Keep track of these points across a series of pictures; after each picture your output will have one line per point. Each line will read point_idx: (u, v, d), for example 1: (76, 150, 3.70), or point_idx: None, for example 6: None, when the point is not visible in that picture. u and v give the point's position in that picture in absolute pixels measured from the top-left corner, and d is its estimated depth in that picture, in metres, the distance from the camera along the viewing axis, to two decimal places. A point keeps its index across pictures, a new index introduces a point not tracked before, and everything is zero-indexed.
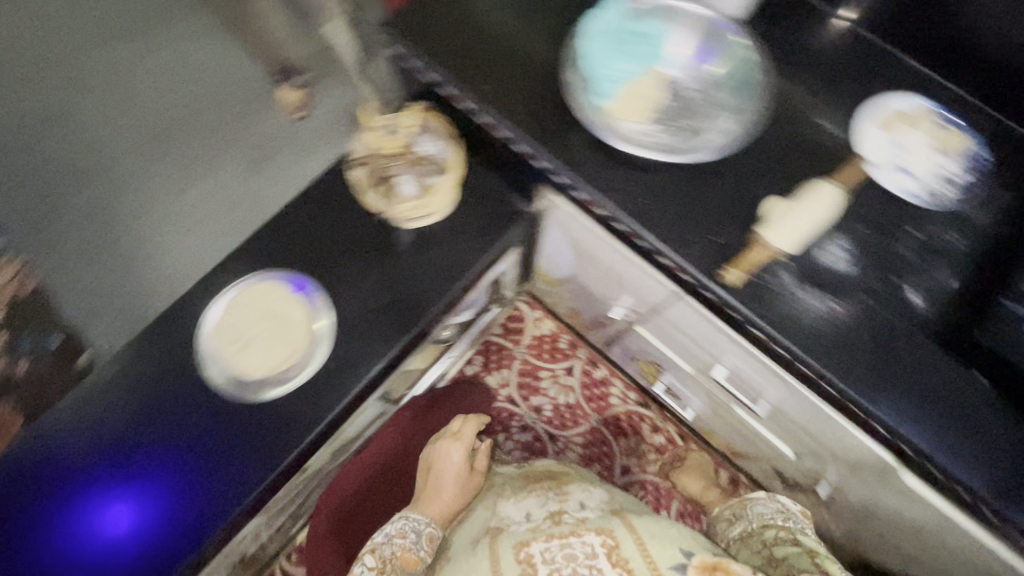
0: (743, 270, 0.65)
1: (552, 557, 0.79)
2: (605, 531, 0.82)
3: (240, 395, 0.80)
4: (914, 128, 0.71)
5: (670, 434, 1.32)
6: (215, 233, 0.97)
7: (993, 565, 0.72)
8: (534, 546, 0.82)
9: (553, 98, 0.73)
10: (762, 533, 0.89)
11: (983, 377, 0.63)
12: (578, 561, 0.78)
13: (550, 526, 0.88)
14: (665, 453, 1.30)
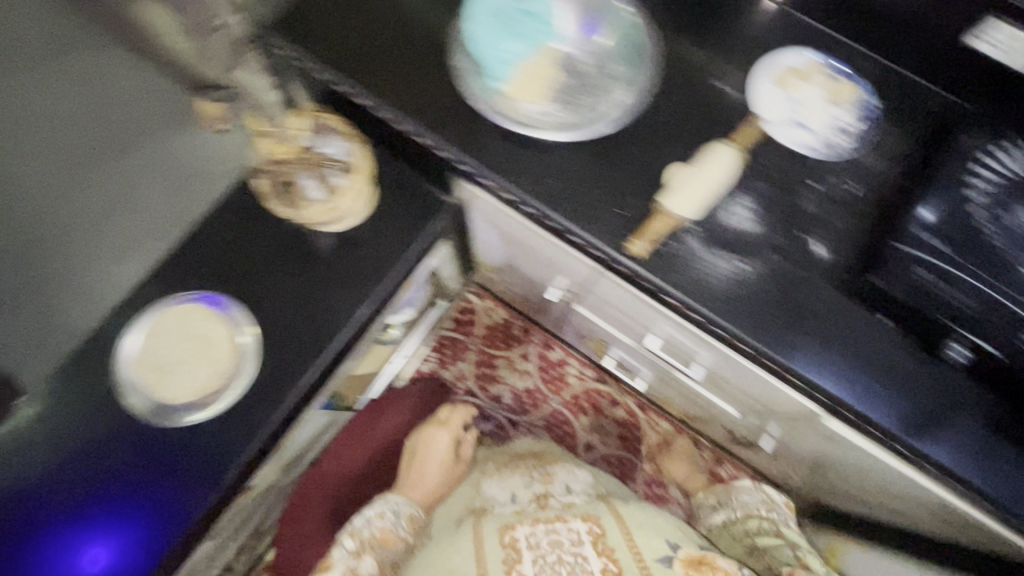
0: (648, 240, 0.67)
1: (539, 543, 0.84)
2: (591, 519, 0.89)
3: (169, 420, 0.78)
4: (805, 82, 0.73)
5: (645, 416, 1.33)
6: (101, 243, 0.84)
7: (940, 514, 0.76)
8: (520, 532, 0.87)
9: (450, 89, 0.73)
10: (746, 523, 0.97)
11: (886, 317, 0.65)
12: (562, 547, 0.83)
13: (533, 512, 0.93)
14: (639, 431, 1.32)
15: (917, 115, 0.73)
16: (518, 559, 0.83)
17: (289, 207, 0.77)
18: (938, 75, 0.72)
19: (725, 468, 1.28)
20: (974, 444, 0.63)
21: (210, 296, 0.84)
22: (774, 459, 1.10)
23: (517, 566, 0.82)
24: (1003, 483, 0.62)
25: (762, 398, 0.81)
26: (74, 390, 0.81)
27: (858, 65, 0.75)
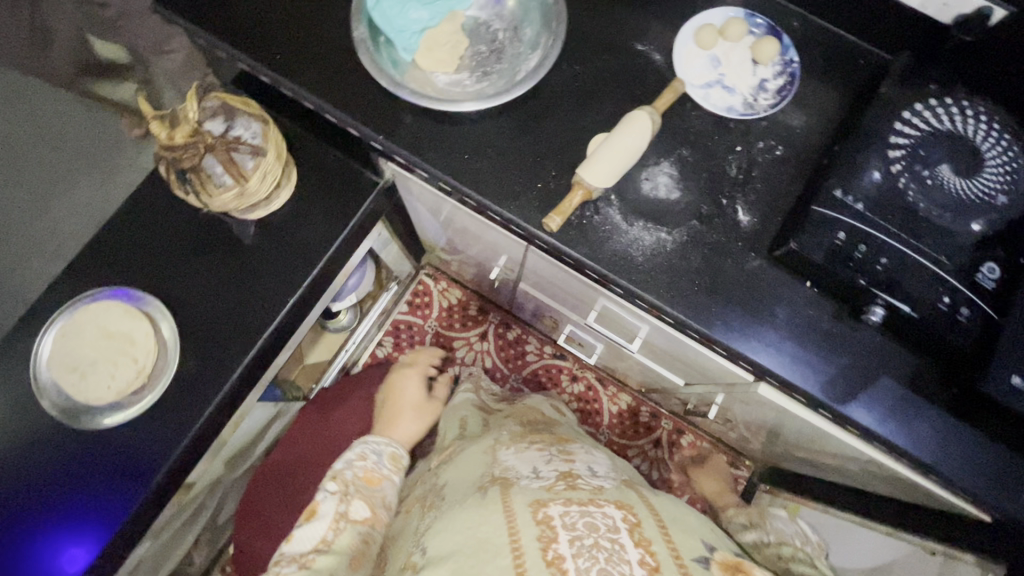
0: (564, 215, 0.62)
1: (576, 523, 0.65)
2: (626, 506, 0.70)
3: (91, 422, 0.75)
4: (726, 41, 0.69)
5: (641, 407, 1.32)
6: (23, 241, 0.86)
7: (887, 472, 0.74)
8: (555, 508, 0.67)
9: (358, 63, 0.69)
10: (778, 548, 0.89)
11: (809, 283, 0.64)
12: (601, 533, 0.64)
13: (565, 490, 0.72)
14: (637, 420, 1.32)
15: (843, 71, 0.70)
16: (554, 539, 0.63)
17: (193, 192, 0.70)
18: (861, 28, 0.69)
19: (686, 437, 1.31)
20: (914, 420, 0.62)
21: (129, 292, 0.79)
22: (729, 426, 1.11)
23: (554, 548, 0.62)
24: (932, 445, 0.61)
25: (699, 368, 0.81)
26: None
27: (784, 20, 0.73)
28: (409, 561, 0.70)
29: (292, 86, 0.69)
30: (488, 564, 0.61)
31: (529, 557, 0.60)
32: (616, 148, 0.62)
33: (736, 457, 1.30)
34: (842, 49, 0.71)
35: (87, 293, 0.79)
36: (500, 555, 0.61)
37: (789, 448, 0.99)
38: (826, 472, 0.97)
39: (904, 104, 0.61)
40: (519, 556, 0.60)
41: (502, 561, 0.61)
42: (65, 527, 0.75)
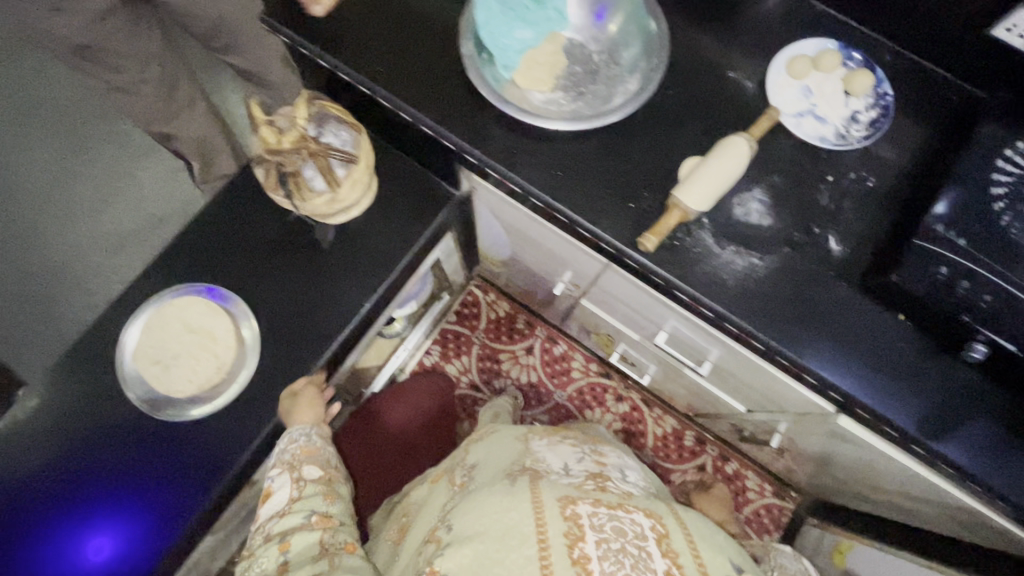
0: (660, 235, 0.63)
1: (605, 525, 0.65)
2: (655, 515, 0.69)
3: (170, 414, 0.77)
4: (820, 74, 0.70)
5: (684, 434, 1.31)
6: None
7: (964, 513, 0.72)
8: (583, 507, 0.67)
9: (456, 78, 0.71)
10: None
11: (902, 314, 0.63)
12: (629, 538, 0.64)
13: (596, 490, 0.72)
14: (680, 445, 1.30)
15: (936, 107, 0.70)
16: (581, 537, 0.62)
17: (289, 195, 0.72)
18: (956, 65, 0.70)
19: (731, 464, 1.29)
20: (1000, 459, 0.60)
21: (214, 288, 0.82)
22: (782, 455, 1.09)
23: (580, 546, 0.62)
24: (1013, 480, 0.60)
25: (770, 395, 0.81)
26: (76, 384, 0.80)
27: (874, 55, 0.73)
28: (434, 535, 0.71)
29: (389, 96, 0.71)
30: (514, 555, 0.61)
31: (553, 553, 0.60)
32: (712, 174, 0.63)
33: (780, 488, 1.27)
34: (938, 84, 0.71)
35: (177, 285, 0.82)
36: (526, 543, 0.61)
37: (847, 482, 0.97)
38: (890, 510, 0.94)
39: (1000, 144, 0.61)
40: (545, 551, 0.60)
41: (527, 552, 0.61)
42: (133, 509, 0.77)
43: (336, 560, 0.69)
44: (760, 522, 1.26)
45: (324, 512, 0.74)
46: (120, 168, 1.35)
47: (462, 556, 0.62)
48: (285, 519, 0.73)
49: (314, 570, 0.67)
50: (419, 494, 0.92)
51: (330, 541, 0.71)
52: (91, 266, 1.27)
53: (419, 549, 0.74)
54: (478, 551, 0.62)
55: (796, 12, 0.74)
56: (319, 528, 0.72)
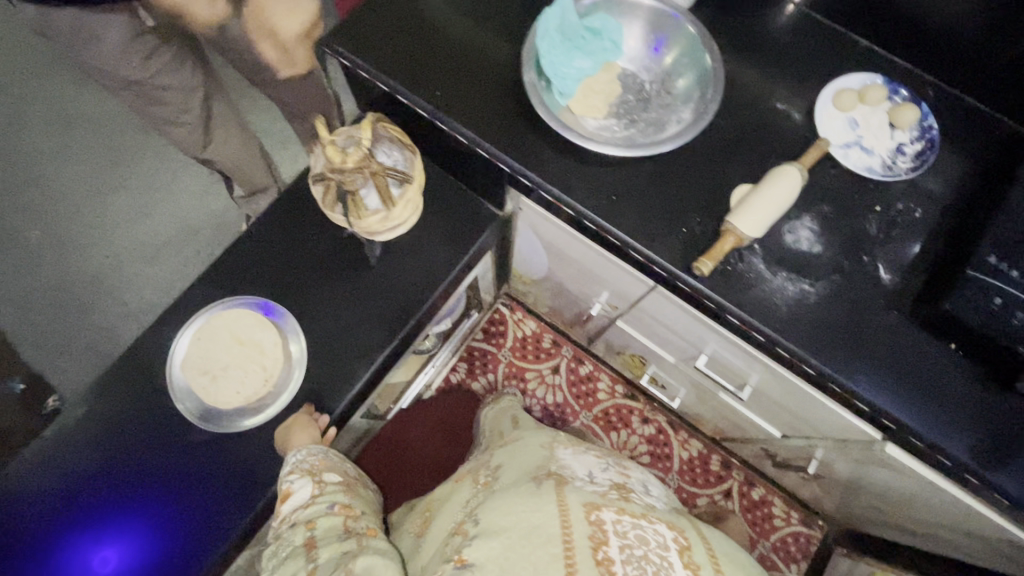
0: (715, 260, 0.64)
1: (627, 532, 0.63)
2: (677, 528, 0.67)
3: (219, 425, 0.79)
4: (866, 108, 0.72)
5: (709, 458, 1.30)
6: None
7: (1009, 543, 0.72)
8: (607, 514, 0.64)
9: (512, 103, 0.73)
10: None
11: (953, 344, 0.64)
12: (651, 547, 0.61)
13: (619, 499, 0.69)
14: (706, 469, 1.29)
15: (980, 140, 0.72)
16: (605, 541, 0.60)
17: (346, 211, 0.74)
18: (998, 103, 0.72)
19: (757, 489, 1.28)
20: None
21: (263, 301, 0.84)
22: (812, 482, 1.08)
23: (604, 549, 0.59)
24: None
25: (811, 421, 0.82)
26: (126, 392, 0.82)
27: (916, 90, 0.76)
28: (460, 528, 0.66)
29: (445, 118, 0.73)
30: (540, 553, 0.57)
31: (579, 555, 0.57)
32: (763, 201, 0.64)
33: (807, 516, 1.26)
34: (981, 118, 0.73)
35: (226, 298, 0.84)
36: (553, 543, 0.58)
37: (881, 510, 0.96)
38: (927, 541, 0.93)
39: None
40: (570, 551, 0.57)
41: (554, 549, 0.57)
42: (180, 517, 0.78)
43: (364, 540, 0.65)
44: (786, 550, 1.24)
45: (346, 502, 0.72)
46: (155, 180, 1.37)
47: (489, 547, 0.59)
48: (309, 509, 0.71)
49: (341, 549, 0.64)
50: (442, 489, 0.83)
51: (353, 525, 0.69)
52: (128, 275, 1.30)
53: (445, 539, 0.68)
54: (505, 546, 0.59)
55: (840, 46, 0.77)
56: (342, 514, 0.70)
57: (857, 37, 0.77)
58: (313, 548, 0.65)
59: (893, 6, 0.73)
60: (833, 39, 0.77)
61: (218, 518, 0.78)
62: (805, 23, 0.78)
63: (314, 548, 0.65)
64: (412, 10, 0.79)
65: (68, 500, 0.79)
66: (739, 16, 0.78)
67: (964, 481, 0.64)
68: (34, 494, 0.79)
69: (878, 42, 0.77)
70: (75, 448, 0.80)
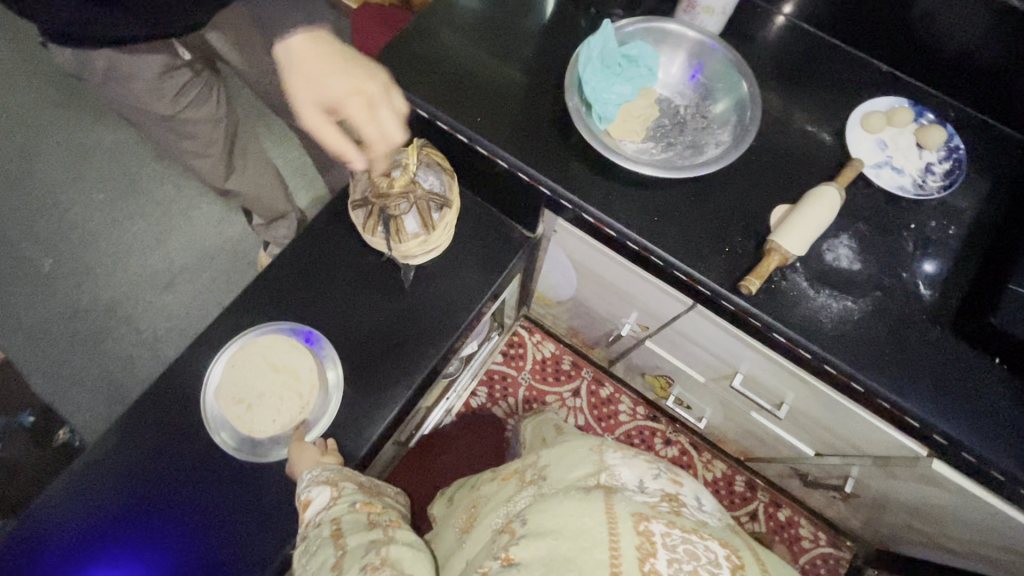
0: (762, 278, 0.65)
1: (677, 546, 0.52)
2: (731, 547, 0.55)
3: (257, 455, 0.78)
4: (894, 131, 0.74)
5: (734, 477, 1.29)
6: None
7: None
8: (657, 526, 0.54)
9: (551, 128, 0.75)
10: None
11: (997, 358, 0.64)
12: (703, 563, 0.50)
13: (668, 512, 0.57)
14: (731, 489, 1.28)
15: (1003, 160, 0.75)
16: (653, 553, 0.50)
17: (387, 236, 0.75)
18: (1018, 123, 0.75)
19: (783, 510, 1.26)
20: None
21: (299, 327, 0.83)
22: (841, 501, 1.08)
23: (652, 562, 0.49)
24: None
25: (848, 438, 0.82)
26: (153, 427, 0.80)
27: (939, 113, 0.78)
28: (507, 526, 0.61)
29: (485, 142, 0.74)
30: (584, 557, 0.50)
31: (625, 562, 0.49)
32: (798, 219, 0.66)
33: (835, 537, 1.24)
34: (1001, 139, 0.76)
35: (260, 326, 0.83)
36: (597, 546, 0.51)
37: (915, 528, 0.95)
38: (964, 558, 0.93)
39: None
40: (615, 559, 0.49)
41: (599, 554, 0.50)
42: (209, 557, 0.75)
43: (390, 531, 0.65)
44: (816, 573, 1.22)
45: (367, 499, 0.70)
46: (172, 207, 1.37)
47: (535, 548, 0.52)
48: (332, 510, 0.68)
49: (368, 537, 0.63)
50: (489, 487, 0.75)
51: (377, 518, 0.67)
52: (143, 304, 1.28)
53: (491, 538, 0.62)
54: (552, 548, 0.52)
55: (861, 73, 0.80)
56: (364, 511, 0.67)
57: (877, 63, 0.80)
58: (340, 540, 0.63)
59: (912, 31, 0.76)
60: (854, 66, 0.80)
61: (250, 557, 0.75)
62: (826, 50, 0.81)
63: (341, 537, 0.63)
64: (446, 39, 0.80)
65: (92, 543, 0.76)
66: (764, 45, 0.81)
67: (1014, 494, 0.64)
68: (57, 538, 0.76)
69: (899, 66, 0.79)
70: (100, 488, 0.77)
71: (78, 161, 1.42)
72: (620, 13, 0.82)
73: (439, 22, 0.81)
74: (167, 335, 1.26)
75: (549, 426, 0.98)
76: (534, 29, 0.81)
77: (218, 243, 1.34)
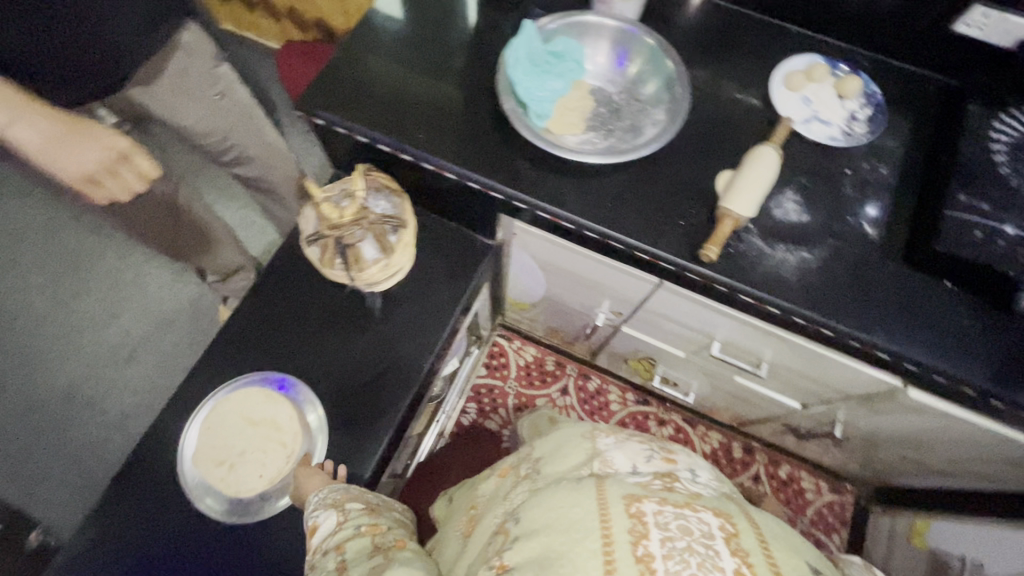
0: (719, 245, 0.67)
1: (670, 523, 0.49)
2: (724, 515, 0.53)
3: (246, 515, 0.75)
4: (815, 84, 0.78)
5: (731, 442, 1.30)
6: None
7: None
8: (650, 505, 0.51)
9: (492, 132, 0.75)
10: None
11: (948, 281, 0.68)
12: (696, 537, 0.48)
13: (661, 489, 0.56)
14: (731, 456, 1.29)
15: (918, 98, 0.79)
16: (645, 535, 0.48)
17: (347, 267, 0.74)
18: (924, 60, 0.79)
19: (783, 468, 1.28)
20: None
21: (271, 374, 0.81)
22: (835, 447, 1.10)
23: (645, 544, 0.47)
24: None
25: (829, 384, 0.84)
26: (132, 508, 0.76)
27: (855, 63, 0.82)
28: (502, 527, 0.58)
29: (430, 157, 0.74)
30: (577, 550, 0.48)
31: (618, 549, 0.47)
32: (742, 179, 0.68)
33: (836, 484, 1.26)
34: (913, 78, 0.80)
35: (226, 383, 0.81)
36: (590, 536, 0.48)
37: (907, 458, 0.98)
38: (956, 478, 0.96)
39: (987, 123, 0.70)
40: (608, 547, 0.47)
41: (592, 544, 0.48)
42: None
43: (391, 554, 0.63)
44: (825, 522, 1.24)
45: (372, 522, 0.68)
46: (119, 277, 1.31)
47: (527, 550, 0.50)
48: (337, 537, 0.66)
49: (369, 566, 0.61)
50: (487, 485, 0.72)
51: (382, 541, 0.65)
52: (101, 384, 1.22)
53: (488, 540, 0.60)
54: (545, 546, 0.49)
55: (776, 35, 0.83)
56: (368, 534, 0.66)
57: (789, 24, 0.84)
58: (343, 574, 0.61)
59: None
60: (769, 29, 0.84)
61: None
62: (741, 18, 0.84)
63: (345, 571, 0.62)
64: (374, 63, 0.80)
65: None
66: (682, 24, 0.84)
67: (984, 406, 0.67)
68: None
69: (808, 23, 0.83)
70: None
71: (8, 247, 1.34)
72: (540, 13, 0.83)
73: (364, 47, 0.81)
74: (133, 409, 1.20)
75: (546, 419, 1.00)
76: (460, 39, 0.81)
77: (174, 306, 1.29)
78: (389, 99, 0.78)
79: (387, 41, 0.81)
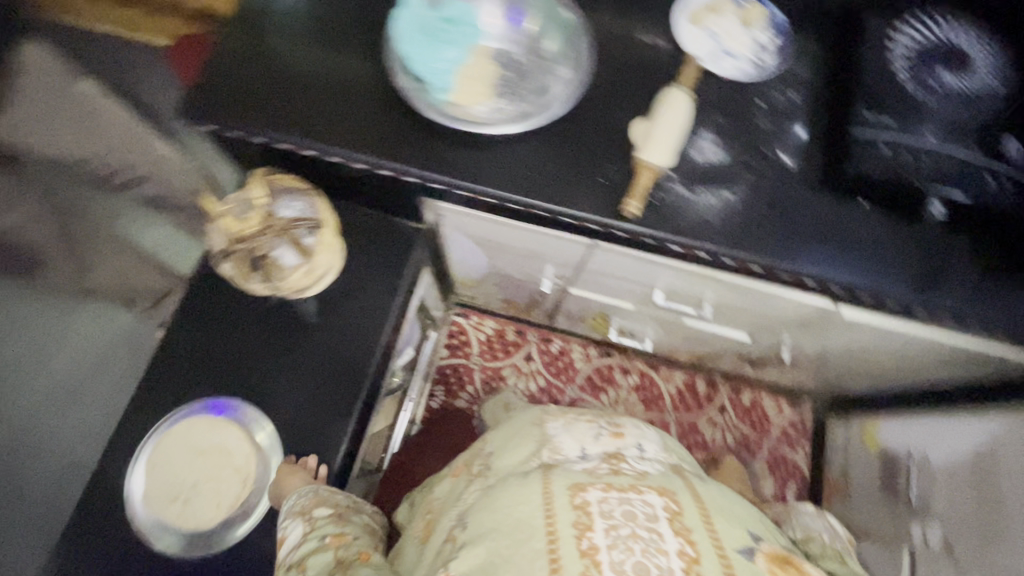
0: (640, 198, 0.66)
1: (614, 511, 0.51)
2: (667, 493, 0.55)
3: (206, 546, 0.73)
4: (720, 16, 0.75)
5: (693, 379, 1.34)
6: None
7: (963, 356, 0.79)
8: (594, 493, 0.53)
9: (395, 114, 0.71)
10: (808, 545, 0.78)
11: (864, 200, 0.69)
12: (638, 522, 0.50)
13: (607, 473, 0.57)
14: (694, 392, 1.33)
15: (822, 16, 0.78)
16: (590, 526, 0.49)
17: (266, 279, 0.71)
18: None
19: (746, 394, 1.33)
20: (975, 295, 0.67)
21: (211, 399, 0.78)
22: (789, 369, 1.15)
23: (589, 537, 0.48)
24: (979, 310, 0.67)
25: (768, 313, 0.86)
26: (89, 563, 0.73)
27: None
28: (452, 534, 0.58)
29: (335, 149, 0.70)
30: (523, 550, 0.48)
31: (563, 544, 0.48)
32: (655, 127, 0.67)
33: (795, 400, 1.32)
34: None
35: (164, 416, 0.78)
36: (535, 535, 0.49)
37: (854, 370, 1.03)
38: (900, 382, 1.01)
39: (886, 34, 0.69)
40: (552, 544, 0.48)
41: (536, 544, 0.48)
42: None
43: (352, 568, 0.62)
44: (789, 438, 1.30)
45: (337, 531, 0.67)
46: None
47: (473, 557, 0.50)
48: (300, 550, 0.66)
49: None
50: (442, 488, 0.72)
51: (345, 553, 0.65)
52: None
53: (439, 549, 0.59)
54: (491, 550, 0.50)
55: None
56: (331, 547, 0.65)
57: None
58: None
59: None
60: None
61: None
62: None
63: None
64: (256, 55, 0.73)
65: None
66: None
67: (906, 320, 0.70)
68: None
69: None
70: None
71: None
72: None
73: (242, 38, 0.74)
74: None
75: (500, 404, 1.00)
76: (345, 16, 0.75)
77: None
78: (278, 93, 0.72)
79: (266, 27, 0.75)
